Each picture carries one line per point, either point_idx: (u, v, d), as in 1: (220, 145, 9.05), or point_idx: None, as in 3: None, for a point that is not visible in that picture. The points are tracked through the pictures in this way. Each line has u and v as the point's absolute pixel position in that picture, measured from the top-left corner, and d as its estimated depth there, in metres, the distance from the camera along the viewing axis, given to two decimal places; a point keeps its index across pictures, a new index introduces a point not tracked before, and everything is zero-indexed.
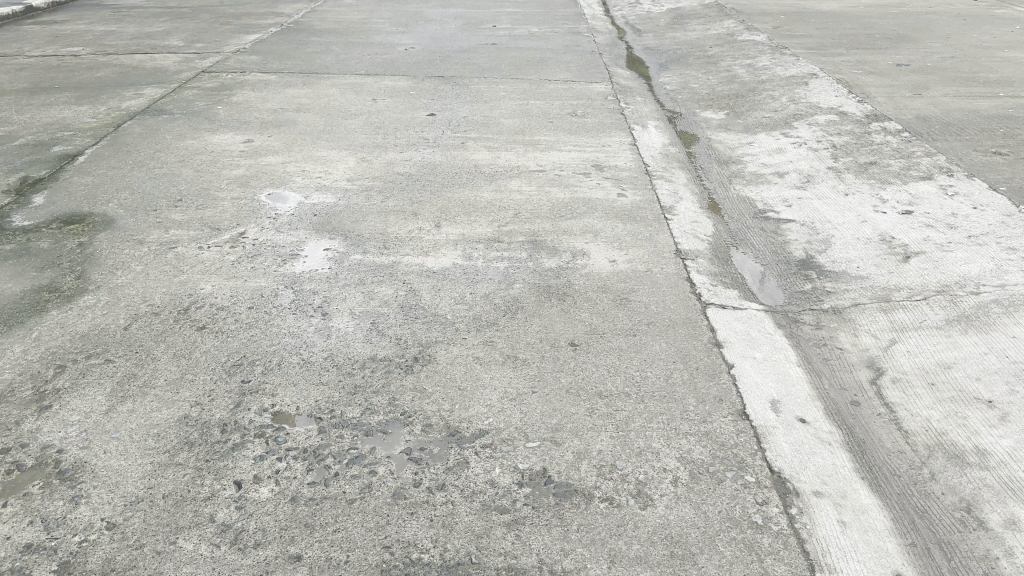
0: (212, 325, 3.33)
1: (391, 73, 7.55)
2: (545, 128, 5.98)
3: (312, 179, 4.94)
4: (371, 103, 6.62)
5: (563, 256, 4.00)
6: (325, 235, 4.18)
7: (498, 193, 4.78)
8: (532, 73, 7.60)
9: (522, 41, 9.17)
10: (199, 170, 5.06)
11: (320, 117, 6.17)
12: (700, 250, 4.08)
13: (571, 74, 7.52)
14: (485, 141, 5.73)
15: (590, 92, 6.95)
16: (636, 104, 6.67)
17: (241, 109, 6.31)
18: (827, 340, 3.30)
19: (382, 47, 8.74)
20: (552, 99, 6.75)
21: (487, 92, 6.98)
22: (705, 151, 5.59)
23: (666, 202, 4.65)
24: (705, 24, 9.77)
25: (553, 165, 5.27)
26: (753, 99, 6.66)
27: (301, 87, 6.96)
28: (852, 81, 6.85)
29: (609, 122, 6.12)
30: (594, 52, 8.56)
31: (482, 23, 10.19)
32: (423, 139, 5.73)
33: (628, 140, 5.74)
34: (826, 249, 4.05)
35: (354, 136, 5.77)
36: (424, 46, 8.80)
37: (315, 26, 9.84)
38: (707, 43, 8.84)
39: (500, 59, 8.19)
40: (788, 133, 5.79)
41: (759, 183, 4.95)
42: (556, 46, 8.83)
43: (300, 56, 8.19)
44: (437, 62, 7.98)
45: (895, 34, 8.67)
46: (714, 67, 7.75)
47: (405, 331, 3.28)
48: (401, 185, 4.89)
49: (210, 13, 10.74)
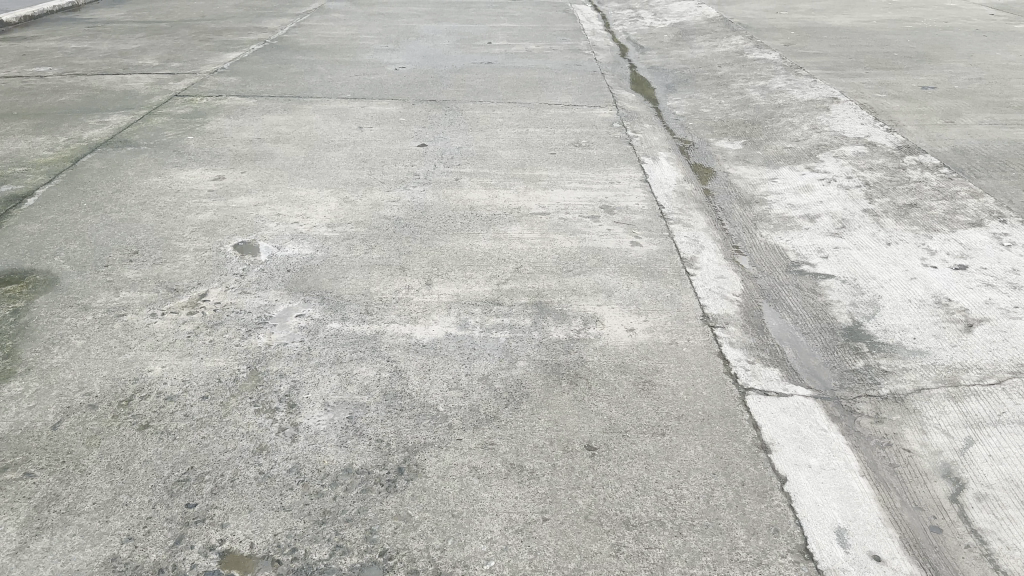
0: (157, 425, 2.80)
1: (379, 97, 7.03)
2: (547, 162, 5.46)
3: (288, 225, 4.41)
4: (357, 131, 6.09)
5: (573, 322, 3.47)
6: (298, 297, 3.64)
7: (497, 242, 4.25)
8: (532, 96, 7.08)
9: (519, 59, 8.66)
10: (161, 214, 4.52)
11: (301, 149, 5.64)
12: (729, 314, 3.56)
13: (573, 98, 7.01)
14: (481, 176, 5.20)
15: (594, 118, 6.44)
16: (645, 133, 6.16)
17: (214, 140, 5.78)
18: (891, 439, 2.78)
19: (370, 67, 8.21)
20: (554, 127, 6.24)
21: (482, 119, 6.47)
22: (724, 188, 5.08)
23: (686, 253, 4.14)
24: (712, 41, 9.28)
25: (557, 206, 4.74)
26: (772, 126, 6.15)
27: (281, 113, 6.44)
28: (877, 106, 6.36)
29: (616, 154, 5.60)
30: (596, 72, 8.05)
31: (477, 40, 9.68)
32: (413, 174, 5.21)
33: (639, 175, 5.22)
34: (875, 314, 3.53)
35: (337, 171, 5.24)
36: (415, 66, 8.28)
37: (300, 43, 9.32)
38: (716, 61, 8.35)
39: (497, 80, 7.67)
40: (814, 167, 5.28)
41: (788, 228, 4.44)
42: (556, 66, 8.33)
43: (282, 76, 7.66)
44: (429, 84, 7.47)
45: (914, 52, 8.20)
46: (726, 90, 7.24)
47: (388, 429, 2.74)
48: (387, 232, 4.36)
49: (190, 29, 10.22)
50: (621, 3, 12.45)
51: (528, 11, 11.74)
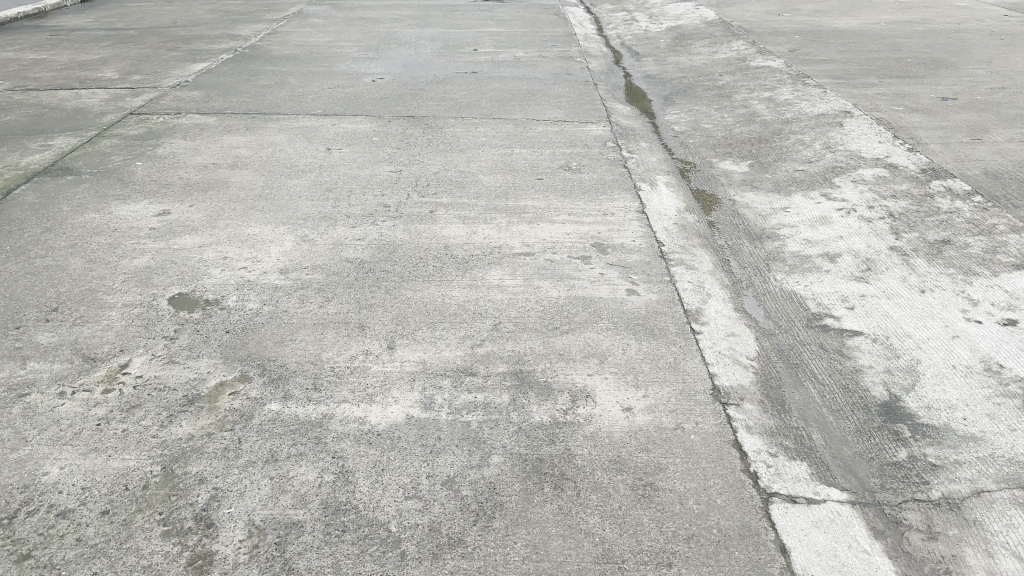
0: (40, 555, 2.24)
1: (353, 112, 6.49)
2: (533, 189, 4.93)
3: (234, 271, 3.87)
4: (325, 153, 5.55)
5: (559, 396, 2.92)
6: (236, 368, 3.11)
7: (474, 289, 3.71)
8: (518, 111, 6.55)
9: (505, 69, 8.12)
10: (92, 259, 3.98)
11: (260, 176, 5.10)
12: (744, 384, 3.03)
13: (563, 113, 6.48)
14: (459, 207, 4.67)
15: (585, 137, 5.91)
16: (641, 153, 5.63)
17: (165, 166, 5.24)
18: (952, 565, 2.24)
19: (346, 78, 7.67)
20: (541, 148, 5.71)
21: (464, 138, 5.93)
22: (731, 219, 4.55)
23: (691, 303, 3.60)
24: (712, 46, 8.75)
25: (543, 244, 4.20)
26: (781, 144, 5.62)
27: (244, 133, 5.90)
28: (895, 121, 5.84)
29: (610, 180, 5.07)
30: (588, 84, 7.52)
31: (462, 46, 9.14)
32: (383, 206, 4.67)
33: (635, 205, 4.69)
34: (915, 386, 3.01)
35: (298, 202, 4.70)
36: (394, 76, 7.75)
37: (274, 52, 8.77)
38: (716, 69, 7.82)
39: (480, 93, 7.14)
40: (831, 194, 4.75)
41: (806, 270, 3.91)
42: (545, 77, 7.80)
43: (250, 90, 7.12)
44: (408, 98, 6.94)
45: (928, 58, 7.69)
46: (728, 102, 6.71)
47: (326, 560, 2.20)
48: (348, 278, 3.82)
49: (158, 38, 9.66)
50: (615, 5, 11.92)
51: (518, 14, 11.21)
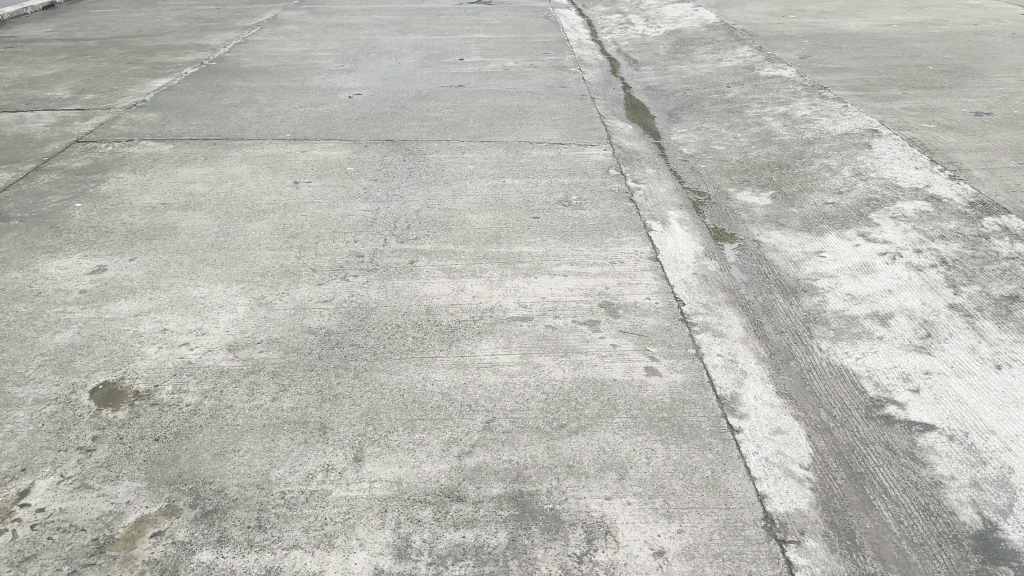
0: None
1: (325, 136, 5.86)
2: (527, 231, 4.31)
3: (174, 352, 3.25)
4: (291, 187, 4.91)
5: (568, 532, 2.31)
6: (162, 497, 2.49)
7: (461, 368, 3.08)
8: (509, 133, 5.92)
9: (494, 81, 7.50)
10: (5, 335, 3.35)
11: (215, 217, 4.46)
12: (801, 509, 2.42)
13: (559, 135, 5.86)
14: (442, 256, 4.04)
15: (584, 165, 5.29)
16: (649, 183, 5.02)
17: (107, 208, 4.60)
18: None
19: (321, 95, 7.03)
20: (536, 178, 5.09)
21: (449, 167, 5.31)
22: (758, 266, 3.94)
23: (724, 385, 2.99)
24: (715, 53, 8.14)
25: (542, 304, 3.58)
26: (804, 170, 5.01)
27: (201, 165, 5.26)
28: (929, 141, 5.24)
29: (615, 218, 4.46)
30: (584, 98, 6.91)
31: (447, 56, 8.50)
32: (355, 255, 4.04)
33: (647, 250, 4.08)
34: (1014, 508, 2.41)
35: (257, 251, 4.07)
36: (373, 92, 7.13)
37: (243, 65, 8.12)
38: (723, 80, 7.21)
39: (467, 111, 6.52)
40: (869, 234, 4.14)
41: (854, 338, 3.31)
42: (537, 91, 7.18)
43: (213, 110, 6.48)
44: (387, 117, 6.32)
45: (951, 65, 7.11)
46: (740, 119, 6.10)
47: None
48: (310, 355, 3.19)
49: (120, 49, 9.00)
50: (608, 8, 11.31)
51: (506, 18, 10.58)
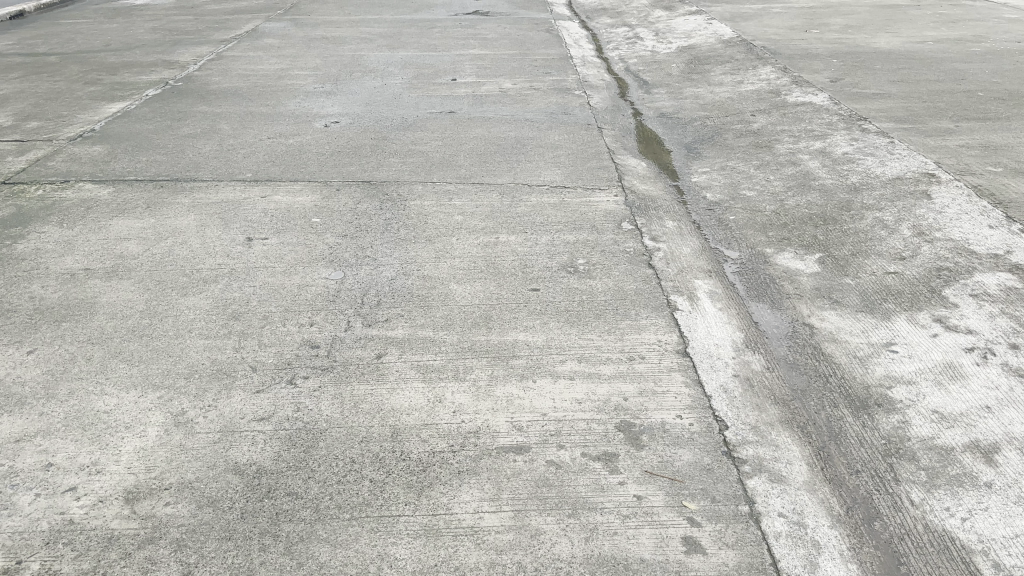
0: None
1: (291, 176, 5.08)
2: (525, 309, 3.51)
3: (52, 504, 2.44)
4: (242, 245, 4.12)
5: None
6: None
7: (433, 537, 2.28)
8: (504, 175, 5.13)
9: (489, 107, 6.71)
10: None
11: (143, 290, 3.67)
12: None
13: (561, 176, 5.07)
14: (417, 344, 3.25)
15: (591, 217, 4.49)
16: (670, 241, 4.22)
17: (15, 274, 3.81)
18: None
19: (294, 122, 6.25)
20: (535, 233, 4.29)
21: (432, 217, 4.51)
22: (813, 364, 3.14)
23: (791, 570, 2.18)
24: (735, 74, 7.37)
25: (541, 419, 2.77)
26: (855, 226, 4.23)
27: (140, 215, 4.47)
28: (999, 189, 4.48)
29: (632, 290, 3.65)
30: (590, 128, 6.13)
31: (438, 75, 7.71)
32: (308, 343, 3.24)
33: (673, 338, 3.27)
34: None
35: (186, 340, 3.28)
36: (353, 119, 6.36)
37: (211, 86, 7.33)
38: (746, 106, 6.42)
39: (457, 145, 5.73)
40: (948, 320, 3.36)
41: (952, 486, 2.51)
42: (538, 119, 6.39)
43: (167, 143, 5.69)
44: (366, 152, 5.54)
45: (1003, 90, 6.35)
46: (771, 156, 5.31)
47: None
48: (232, 512, 2.39)
49: (79, 66, 8.20)
50: (614, 21, 10.55)
51: (504, 31, 9.81)
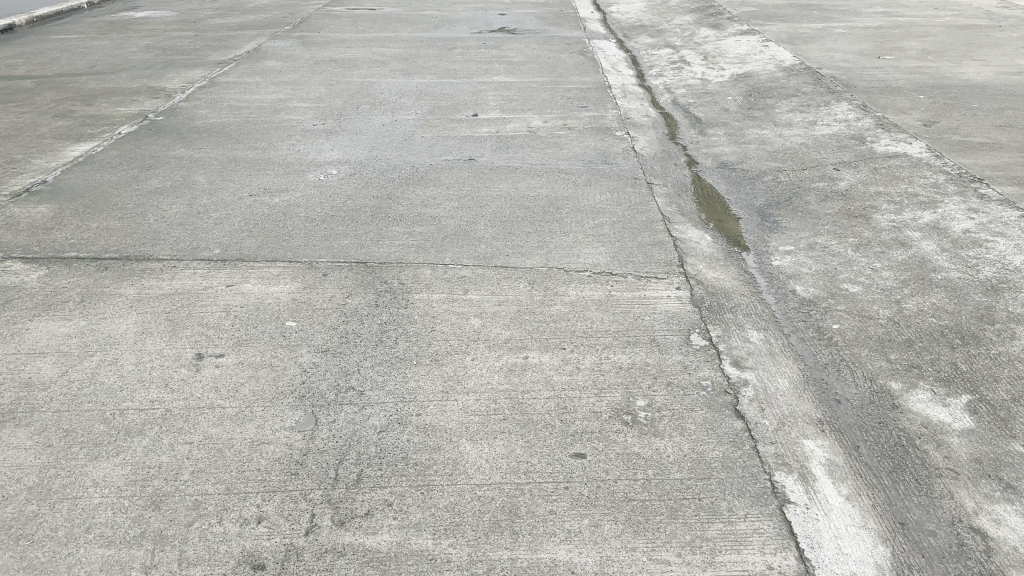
0: None
1: (270, 252, 4.09)
2: (566, 490, 2.47)
3: None
4: (187, 368, 3.12)
5: None
6: None
7: None
8: (533, 253, 4.10)
9: (516, 153, 5.70)
10: None
11: (40, 449, 2.68)
12: None
13: (606, 258, 4.04)
14: (413, 558, 2.22)
15: (649, 324, 3.44)
16: (759, 365, 3.16)
17: None
18: None
19: (284, 172, 5.28)
20: (575, 348, 3.25)
21: (440, 319, 3.49)
22: None
23: None
24: (804, 113, 6.32)
25: None
26: (1008, 355, 3.17)
27: (66, 316, 3.50)
28: None
29: (717, 458, 2.60)
30: (637, 183, 5.09)
31: (457, 109, 6.73)
32: (252, 560, 2.23)
33: (790, 562, 2.22)
34: None
35: (79, 549, 2.28)
36: (354, 167, 5.38)
37: (196, 121, 6.38)
38: (826, 157, 5.36)
39: (476, 207, 4.72)
40: None
41: None
42: (573, 170, 5.37)
43: (128, 203, 4.73)
44: (366, 217, 4.55)
45: None
46: (870, 232, 4.26)
47: None
48: None
49: (53, 94, 7.28)
50: (655, 41, 9.53)
51: (533, 54, 8.81)
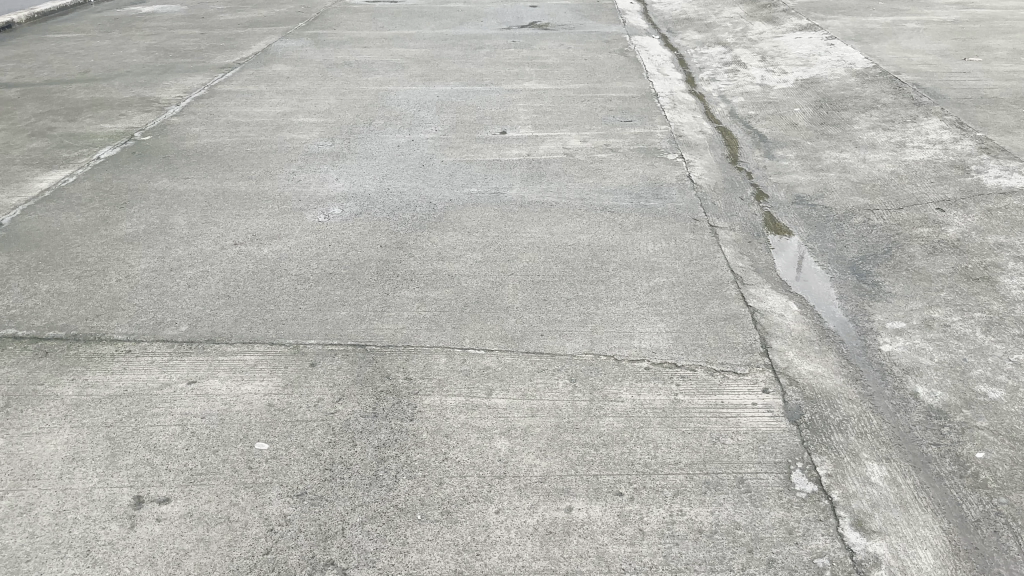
0: None
1: (249, 329, 3.31)
2: None
3: None
4: (119, 524, 2.36)
5: None
6: None
7: None
8: (574, 331, 3.28)
9: (551, 184, 4.87)
10: None
11: None
12: None
13: (668, 339, 3.20)
14: None
15: (732, 449, 2.60)
16: (888, 526, 2.33)
17: None
18: None
19: (279, 210, 4.50)
20: (636, 492, 2.42)
21: (456, 435, 2.68)
22: None
23: None
24: (888, 132, 5.41)
25: None
26: None
27: None
28: None
29: None
30: (699, 226, 4.24)
31: (482, 125, 5.91)
32: None
33: None
34: None
35: None
36: (361, 204, 4.59)
37: (187, 141, 5.62)
38: (925, 193, 4.47)
39: (503, 261, 3.91)
40: None
41: None
42: (619, 207, 4.52)
43: (90, 254, 3.98)
44: (370, 275, 3.76)
45: None
46: (1001, 305, 3.38)
47: None
48: None
49: (36, 107, 6.56)
50: (704, 37, 8.60)
51: (569, 54, 7.94)
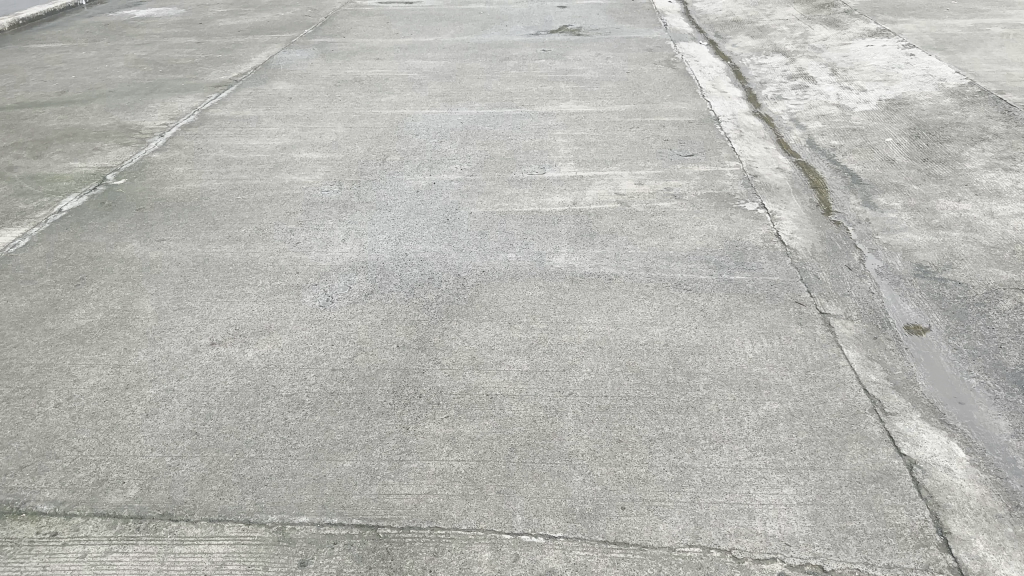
0: None
1: (221, 497, 2.42)
2: None
3: None
4: None
5: None
6: None
7: None
8: (669, 500, 2.37)
9: (606, 246, 3.95)
10: None
11: None
12: None
13: (802, 520, 2.29)
14: None
15: None
16: None
17: None
18: None
19: (271, 288, 3.61)
20: None
21: None
22: None
23: None
24: (1011, 174, 4.45)
25: None
26: None
27: None
28: None
29: None
30: (806, 315, 3.31)
31: (515, 162, 4.99)
32: None
33: None
34: None
35: None
36: (372, 278, 3.69)
37: (167, 186, 4.73)
38: None
39: (558, 371, 3.00)
40: None
41: None
42: (697, 282, 3.60)
43: (27, 361, 3.10)
44: (385, 397, 2.86)
45: None
46: None
47: None
48: None
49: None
50: (758, 43, 7.62)
51: (608, 66, 6.99)
